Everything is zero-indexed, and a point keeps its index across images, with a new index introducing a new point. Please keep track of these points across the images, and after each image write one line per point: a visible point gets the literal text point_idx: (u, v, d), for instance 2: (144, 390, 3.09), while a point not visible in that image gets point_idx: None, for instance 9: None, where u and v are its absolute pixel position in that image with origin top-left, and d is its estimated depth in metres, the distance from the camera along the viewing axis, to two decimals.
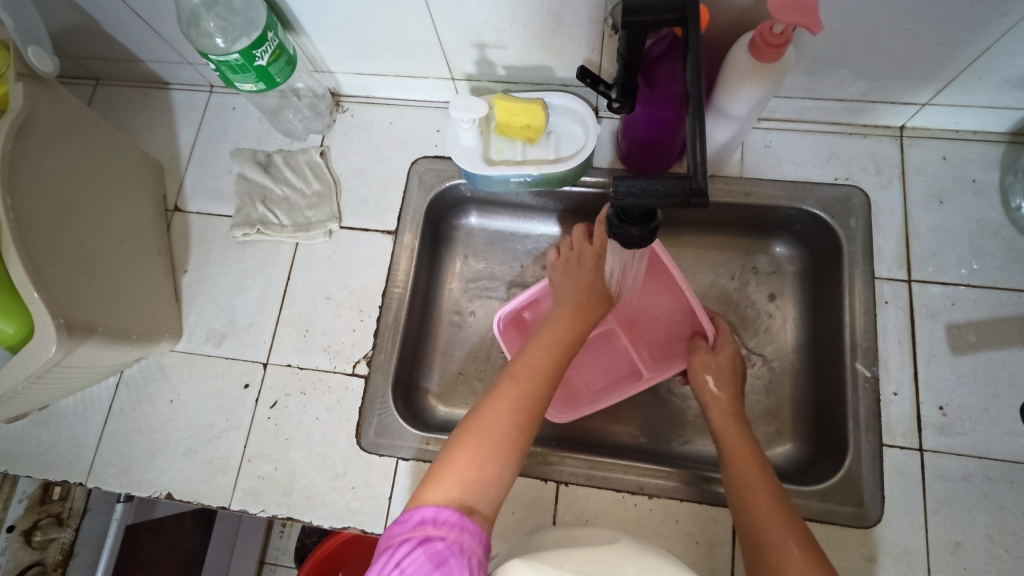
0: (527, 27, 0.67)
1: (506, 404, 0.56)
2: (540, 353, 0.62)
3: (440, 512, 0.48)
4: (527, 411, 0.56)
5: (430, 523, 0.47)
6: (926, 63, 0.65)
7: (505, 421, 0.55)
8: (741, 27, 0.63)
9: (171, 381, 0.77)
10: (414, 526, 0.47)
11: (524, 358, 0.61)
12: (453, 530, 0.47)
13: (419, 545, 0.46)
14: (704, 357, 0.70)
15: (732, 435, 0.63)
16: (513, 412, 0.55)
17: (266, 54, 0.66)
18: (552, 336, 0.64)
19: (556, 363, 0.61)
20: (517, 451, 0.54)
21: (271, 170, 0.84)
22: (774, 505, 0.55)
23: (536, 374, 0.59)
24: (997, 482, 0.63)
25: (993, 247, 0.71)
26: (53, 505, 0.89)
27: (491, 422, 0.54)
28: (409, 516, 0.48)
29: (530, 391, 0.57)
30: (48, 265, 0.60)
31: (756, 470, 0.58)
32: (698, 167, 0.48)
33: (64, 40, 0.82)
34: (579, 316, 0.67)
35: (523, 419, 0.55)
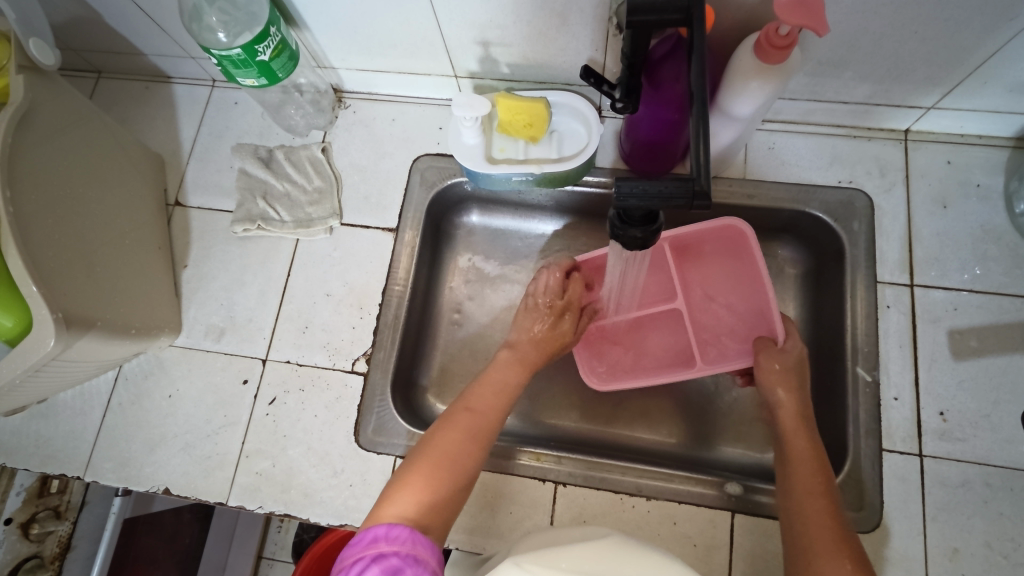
0: (531, 25, 0.67)
1: (459, 433, 0.58)
2: (491, 387, 0.64)
3: (391, 529, 0.47)
4: (476, 441, 0.58)
5: (382, 541, 0.46)
6: (932, 67, 0.64)
7: (456, 449, 0.56)
8: (746, 28, 0.62)
9: (170, 376, 0.76)
10: (366, 545, 0.45)
11: (477, 391, 0.63)
12: (406, 544, 0.46)
13: (374, 561, 0.44)
14: (772, 358, 0.67)
15: (799, 438, 0.62)
16: (463, 442, 0.57)
17: (268, 49, 0.65)
18: (505, 368, 0.67)
19: (506, 398, 0.63)
20: (464, 480, 0.56)
21: (272, 166, 0.83)
22: (832, 518, 0.54)
23: (488, 408, 0.61)
24: (996, 488, 0.63)
25: (996, 253, 0.70)
26: (51, 497, 0.89)
27: (441, 450, 0.56)
28: (360, 538, 0.46)
29: (480, 423, 0.59)
30: (47, 259, 0.60)
31: (820, 483, 0.57)
32: (701, 169, 0.48)
33: (65, 33, 0.81)
34: (530, 354, 0.69)
35: (472, 450, 0.57)
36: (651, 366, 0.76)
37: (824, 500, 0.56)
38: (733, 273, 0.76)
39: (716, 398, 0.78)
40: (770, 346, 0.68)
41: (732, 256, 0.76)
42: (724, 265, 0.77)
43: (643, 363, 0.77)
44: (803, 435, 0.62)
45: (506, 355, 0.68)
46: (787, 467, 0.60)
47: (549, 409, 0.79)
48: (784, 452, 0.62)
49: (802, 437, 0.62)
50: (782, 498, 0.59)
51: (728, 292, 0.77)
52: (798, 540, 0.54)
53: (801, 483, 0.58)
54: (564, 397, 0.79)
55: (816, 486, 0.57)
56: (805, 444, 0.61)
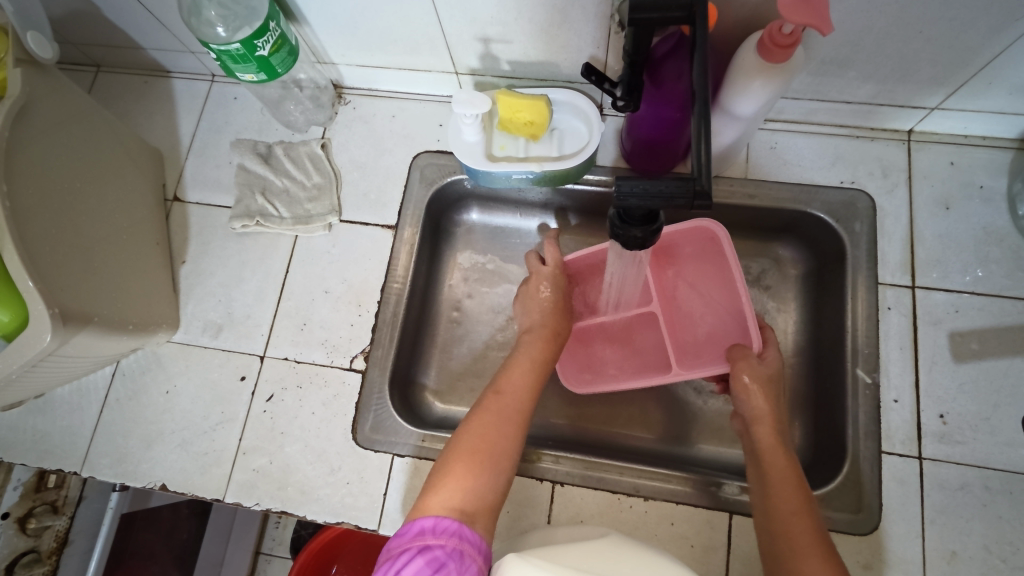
0: (532, 22, 0.66)
1: (494, 416, 0.59)
2: (521, 368, 0.64)
3: (439, 522, 0.49)
4: (512, 423, 0.59)
5: (429, 534, 0.48)
6: (937, 67, 0.64)
7: (493, 435, 0.57)
8: (749, 26, 0.62)
9: (168, 372, 0.76)
10: (414, 536, 0.47)
11: (508, 374, 0.63)
12: (452, 538, 0.48)
13: (420, 553, 0.46)
14: (746, 369, 0.64)
15: (778, 455, 0.60)
16: (500, 426, 0.58)
17: (268, 44, 0.65)
18: (530, 347, 0.67)
19: (537, 378, 0.64)
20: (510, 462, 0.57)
21: (272, 162, 0.83)
22: (816, 538, 0.53)
23: (519, 390, 0.62)
24: (996, 492, 0.63)
25: (999, 255, 0.70)
26: (48, 492, 0.89)
27: (479, 436, 0.57)
28: (408, 529, 0.49)
29: (514, 405, 0.60)
30: (44, 253, 0.60)
31: (800, 500, 0.56)
32: (703, 169, 0.47)
33: (64, 26, 0.81)
34: (558, 332, 0.70)
35: (510, 432, 0.58)
36: (630, 370, 0.75)
37: (809, 520, 0.54)
38: (710, 276, 0.75)
39: (714, 399, 0.77)
40: (749, 353, 0.66)
41: (708, 257, 0.75)
42: (702, 268, 0.76)
43: (623, 366, 0.76)
44: (780, 452, 0.60)
45: (534, 335, 0.69)
46: (767, 486, 0.58)
47: (547, 408, 0.79)
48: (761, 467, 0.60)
49: (779, 454, 0.60)
50: (765, 517, 0.57)
51: (708, 297, 0.76)
52: (784, 563, 0.53)
53: (782, 501, 0.56)
54: (562, 396, 0.79)
55: (801, 506, 0.55)
56: (782, 461, 0.59)
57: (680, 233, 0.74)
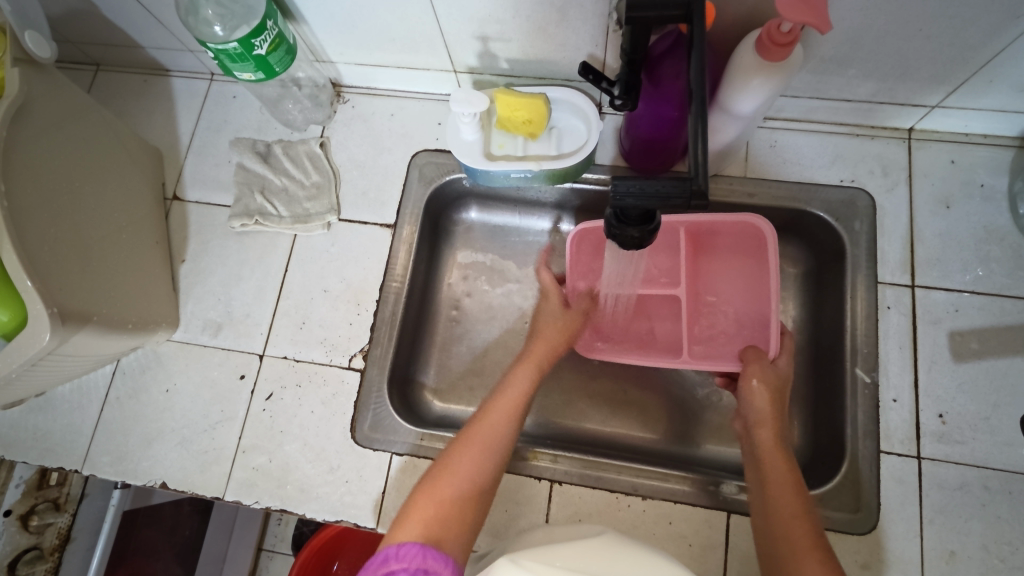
0: (530, 20, 0.66)
1: (471, 448, 0.58)
2: (506, 395, 0.63)
3: (401, 546, 0.47)
4: (488, 453, 0.58)
5: (392, 560, 0.46)
6: (938, 65, 0.63)
7: (465, 464, 0.56)
8: (747, 24, 0.61)
9: (167, 370, 0.76)
10: (377, 566, 0.46)
11: (490, 402, 0.62)
12: (416, 560, 0.46)
13: None
14: (756, 372, 0.66)
15: (775, 460, 0.60)
16: (475, 455, 0.57)
17: (265, 43, 0.65)
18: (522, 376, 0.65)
19: (520, 407, 0.63)
20: (481, 492, 0.56)
21: (270, 160, 0.83)
22: (814, 541, 0.52)
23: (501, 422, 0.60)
24: (994, 491, 0.63)
25: (999, 254, 0.70)
26: (51, 490, 0.89)
27: (455, 467, 0.56)
28: (370, 561, 0.46)
29: (494, 433, 0.59)
30: (43, 254, 0.60)
31: (799, 503, 0.55)
32: (699, 168, 0.47)
33: (63, 25, 0.81)
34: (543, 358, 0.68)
35: (483, 460, 0.57)
36: (643, 348, 0.76)
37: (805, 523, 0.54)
38: (744, 270, 0.76)
39: (713, 397, 0.77)
40: (762, 355, 0.67)
41: (745, 261, 0.76)
42: (737, 261, 0.77)
43: (637, 343, 0.77)
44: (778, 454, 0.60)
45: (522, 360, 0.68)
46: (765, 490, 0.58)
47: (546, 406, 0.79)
48: (760, 466, 0.60)
49: (780, 460, 0.60)
50: (763, 520, 0.56)
51: (737, 291, 0.76)
52: (781, 565, 0.52)
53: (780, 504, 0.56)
54: (561, 393, 0.79)
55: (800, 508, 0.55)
56: (782, 463, 0.59)
57: (723, 223, 0.75)
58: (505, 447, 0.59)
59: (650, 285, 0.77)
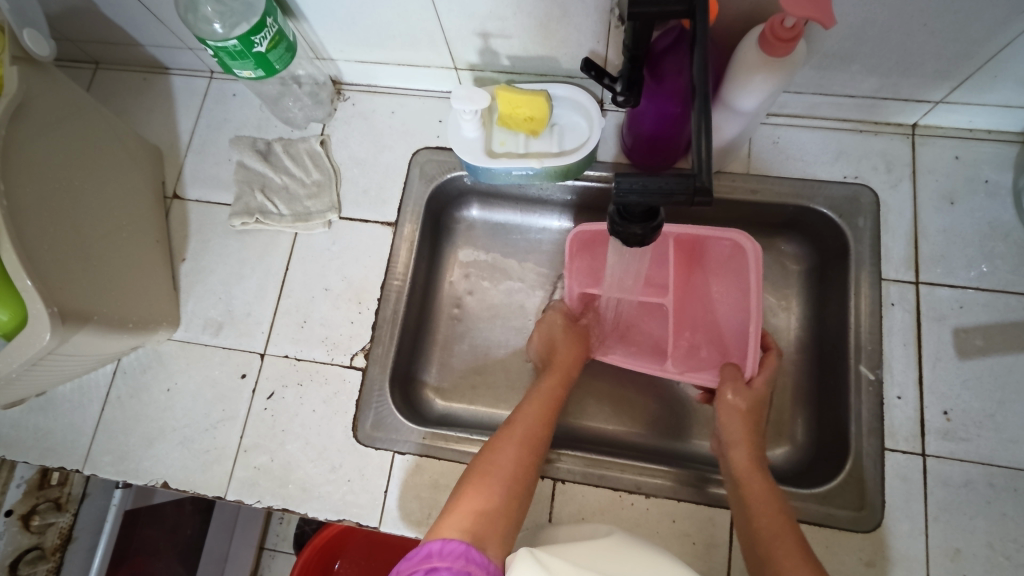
0: (532, 16, 0.66)
1: (513, 443, 0.60)
2: (539, 399, 0.66)
3: (445, 544, 0.48)
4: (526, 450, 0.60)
5: (435, 557, 0.47)
6: (942, 60, 0.63)
7: (506, 460, 0.58)
8: (750, 20, 0.61)
9: (168, 369, 0.76)
10: (421, 560, 0.47)
11: (524, 406, 0.65)
12: (459, 561, 0.47)
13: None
14: (729, 389, 0.66)
15: (752, 478, 0.60)
16: (515, 452, 0.59)
17: (265, 41, 0.64)
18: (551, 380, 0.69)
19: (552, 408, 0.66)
20: (522, 489, 0.58)
21: (271, 159, 0.83)
22: (804, 555, 0.53)
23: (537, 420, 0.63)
24: (1000, 489, 0.62)
25: (1004, 251, 0.69)
26: (52, 489, 0.89)
27: (496, 463, 0.58)
28: (415, 553, 0.48)
29: (531, 432, 0.62)
30: (43, 253, 0.60)
31: (779, 521, 0.56)
32: (703, 164, 0.47)
33: (62, 23, 0.81)
34: (568, 367, 0.71)
35: (521, 457, 0.59)
36: (627, 350, 0.76)
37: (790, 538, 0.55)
38: (731, 288, 0.75)
39: None
40: (739, 375, 0.67)
41: (731, 271, 0.75)
42: (727, 279, 0.75)
43: (622, 345, 0.77)
44: (752, 472, 0.61)
45: (551, 369, 0.71)
46: (745, 506, 0.59)
47: None
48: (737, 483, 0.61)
49: (756, 479, 0.60)
50: (747, 539, 0.57)
51: (725, 304, 0.76)
52: None
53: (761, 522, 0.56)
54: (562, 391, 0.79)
55: (782, 525, 0.56)
56: (756, 484, 0.60)
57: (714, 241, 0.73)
58: (541, 445, 0.61)
59: (648, 290, 0.76)
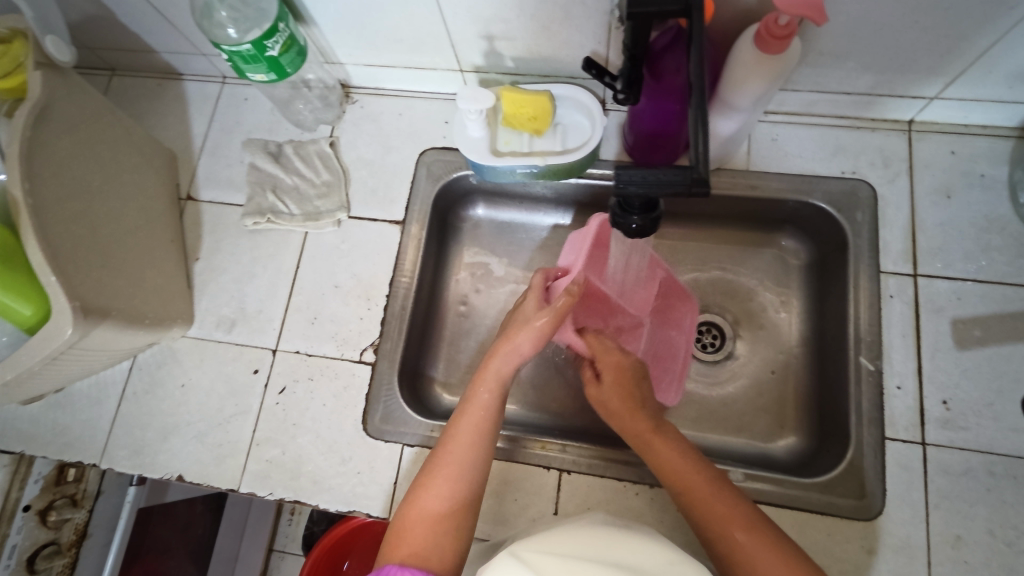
0: (534, 18, 0.68)
1: (446, 474, 0.55)
2: (472, 414, 0.60)
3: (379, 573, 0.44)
4: (460, 480, 0.55)
5: None
6: (935, 56, 0.64)
7: (439, 491, 0.54)
8: (747, 19, 0.62)
9: (183, 366, 0.78)
10: None
11: (455, 426, 0.59)
12: None
13: None
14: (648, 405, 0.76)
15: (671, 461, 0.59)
16: (448, 482, 0.55)
17: (277, 45, 0.67)
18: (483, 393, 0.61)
19: (485, 423, 0.59)
20: (463, 521, 0.53)
21: (282, 160, 0.85)
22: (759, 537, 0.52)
23: (467, 442, 0.57)
24: (1000, 476, 0.63)
25: (1001, 243, 0.70)
26: (68, 486, 0.91)
27: (433, 494, 0.54)
28: None
29: (464, 461, 0.56)
30: (65, 250, 0.62)
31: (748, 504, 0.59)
32: (702, 158, 0.49)
33: (81, 31, 0.83)
34: (502, 372, 0.63)
35: (456, 491, 0.54)
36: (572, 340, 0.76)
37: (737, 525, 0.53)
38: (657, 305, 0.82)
39: (718, 390, 0.78)
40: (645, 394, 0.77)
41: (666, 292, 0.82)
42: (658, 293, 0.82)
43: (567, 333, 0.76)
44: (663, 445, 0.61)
45: (480, 375, 0.63)
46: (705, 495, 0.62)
47: (552, 396, 0.80)
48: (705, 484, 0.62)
49: (683, 464, 0.58)
50: None
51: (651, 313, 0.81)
52: None
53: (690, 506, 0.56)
54: (563, 386, 0.80)
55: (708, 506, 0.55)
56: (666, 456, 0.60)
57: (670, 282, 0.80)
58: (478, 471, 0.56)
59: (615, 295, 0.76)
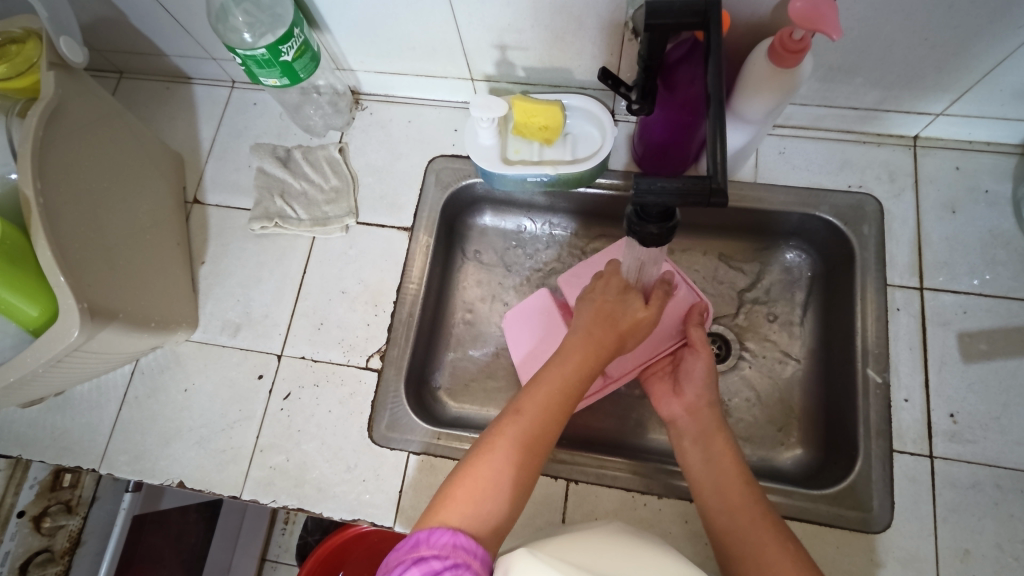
0: (548, 29, 0.68)
1: (518, 439, 0.54)
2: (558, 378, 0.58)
3: (433, 533, 0.45)
4: (523, 460, 0.53)
5: (423, 545, 0.44)
6: (942, 73, 0.65)
7: (502, 457, 0.52)
8: (759, 33, 0.63)
9: (186, 370, 0.77)
10: (408, 548, 0.44)
11: (539, 387, 0.57)
12: (447, 548, 0.44)
13: (414, 565, 0.43)
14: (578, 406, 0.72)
15: (726, 461, 0.58)
16: (509, 457, 0.53)
17: (292, 50, 0.67)
18: (574, 357, 0.59)
19: (570, 396, 0.57)
20: (518, 493, 0.52)
21: (290, 165, 0.85)
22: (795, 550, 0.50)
23: (545, 411, 0.55)
24: (1007, 490, 0.63)
25: (1005, 258, 0.71)
26: (63, 492, 0.89)
27: (499, 460, 0.52)
28: (403, 542, 0.45)
29: (532, 435, 0.54)
30: (74, 251, 0.61)
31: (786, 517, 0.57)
32: (718, 168, 0.49)
33: (91, 32, 0.83)
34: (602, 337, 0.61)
35: (523, 458, 0.53)
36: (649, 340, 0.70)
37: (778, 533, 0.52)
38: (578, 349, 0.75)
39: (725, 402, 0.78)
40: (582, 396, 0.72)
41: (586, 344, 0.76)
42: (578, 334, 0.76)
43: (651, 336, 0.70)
44: (720, 441, 0.60)
45: (575, 338, 0.61)
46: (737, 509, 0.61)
47: None
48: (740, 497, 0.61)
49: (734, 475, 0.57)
50: None
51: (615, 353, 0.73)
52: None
53: (736, 502, 0.55)
54: None
55: (748, 510, 0.54)
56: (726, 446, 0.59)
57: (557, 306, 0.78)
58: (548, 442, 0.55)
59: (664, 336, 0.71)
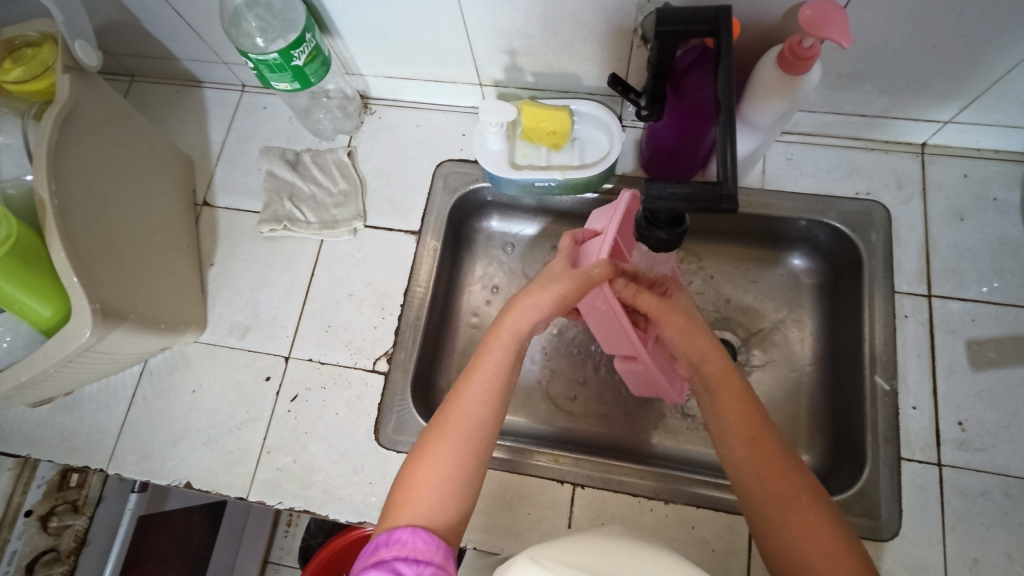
0: (557, 35, 0.69)
1: (451, 439, 0.51)
2: (485, 371, 0.55)
3: (392, 533, 0.45)
4: (461, 454, 0.50)
5: (382, 547, 0.44)
6: (950, 81, 0.66)
7: (437, 462, 0.50)
8: (767, 40, 0.64)
9: (194, 372, 0.78)
10: (371, 553, 0.44)
11: (461, 386, 0.54)
12: (404, 547, 0.44)
13: (375, 568, 0.42)
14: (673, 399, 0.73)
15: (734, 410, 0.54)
16: (446, 458, 0.50)
17: (303, 55, 0.68)
18: (496, 353, 0.56)
19: (495, 387, 0.54)
20: (459, 490, 0.49)
21: (299, 169, 0.85)
22: (808, 501, 0.47)
23: (468, 417, 0.52)
24: (1016, 499, 0.63)
25: (1014, 266, 0.71)
26: (70, 491, 0.90)
27: (433, 465, 0.49)
28: (365, 548, 0.45)
29: (464, 432, 0.51)
30: (87, 250, 0.62)
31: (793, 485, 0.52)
32: (728, 174, 0.49)
33: (105, 36, 0.84)
34: (521, 328, 0.58)
35: (460, 457, 0.50)
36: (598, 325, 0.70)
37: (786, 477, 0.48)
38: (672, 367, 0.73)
39: None
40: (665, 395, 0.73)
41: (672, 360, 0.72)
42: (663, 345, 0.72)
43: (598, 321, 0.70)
44: (735, 385, 0.55)
45: (491, 333, 0.58)
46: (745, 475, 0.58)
47: (565, 410, 0.79)
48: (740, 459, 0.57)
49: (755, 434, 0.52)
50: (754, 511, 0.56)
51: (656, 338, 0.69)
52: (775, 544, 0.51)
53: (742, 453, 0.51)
54: (574, 399, 0.79)
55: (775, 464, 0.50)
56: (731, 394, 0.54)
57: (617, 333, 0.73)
58: (484, 441, 0.52)
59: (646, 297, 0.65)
